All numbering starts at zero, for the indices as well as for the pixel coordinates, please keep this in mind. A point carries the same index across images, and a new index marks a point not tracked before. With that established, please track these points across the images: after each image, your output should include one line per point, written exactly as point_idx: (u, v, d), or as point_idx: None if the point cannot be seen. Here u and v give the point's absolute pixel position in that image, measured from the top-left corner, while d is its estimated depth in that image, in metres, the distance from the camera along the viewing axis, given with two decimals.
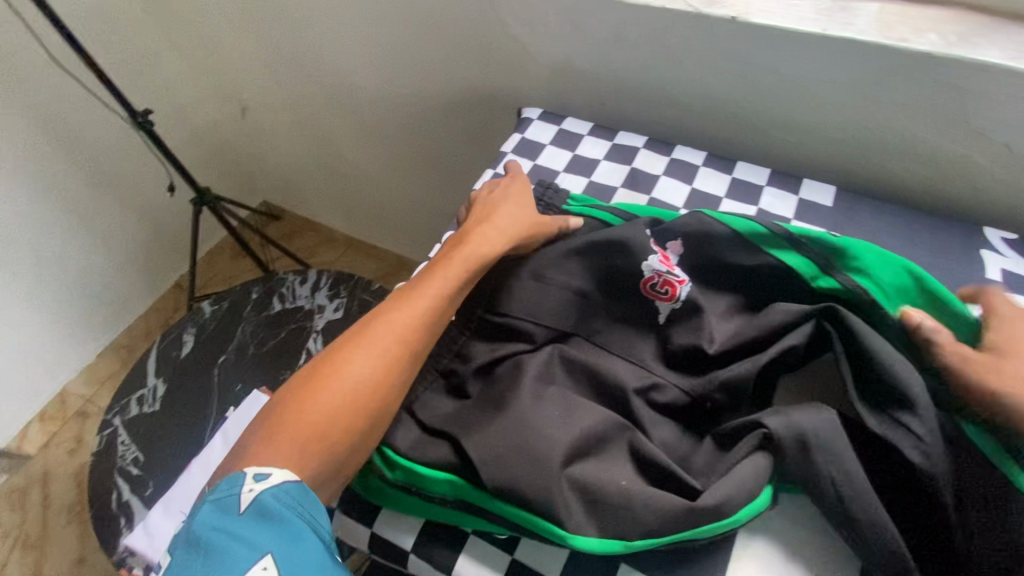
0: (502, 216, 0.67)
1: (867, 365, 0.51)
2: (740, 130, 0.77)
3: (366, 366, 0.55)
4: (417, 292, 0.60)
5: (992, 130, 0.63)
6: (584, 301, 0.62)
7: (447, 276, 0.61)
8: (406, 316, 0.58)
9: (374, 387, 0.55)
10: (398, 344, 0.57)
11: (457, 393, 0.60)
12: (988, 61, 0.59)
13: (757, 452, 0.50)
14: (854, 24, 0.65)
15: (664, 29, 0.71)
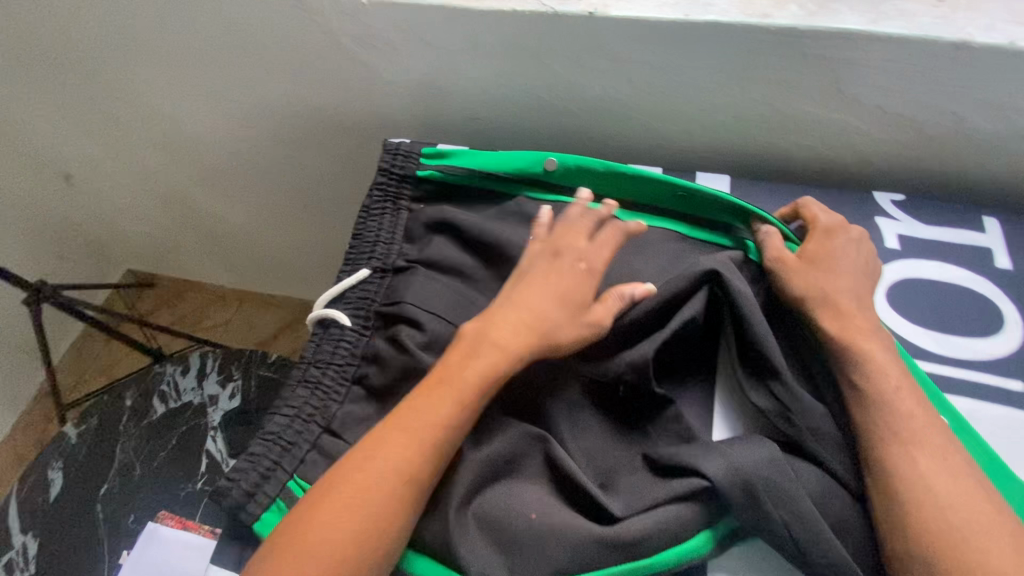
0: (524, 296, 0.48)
1: (749, 344, 0.45)
2: (620, 128, 0.67)
3: (363, 507, 0.39)
4: (431, 399, 0.43)
5: (864, 94, 0.57)
6: (468, 299, 0.53)
7: (473, 373, 0.44)
8: (416, 441, 0.41)
9: (368, 537, 0.38)
10: (409, 479, 0.40)
11: (377, 401, 0.49)
12: (884, 29, 0.52)
13: (689, 503, 0.39)
14: (714, 4, 0.56)
15: (519, 32, 0.60)
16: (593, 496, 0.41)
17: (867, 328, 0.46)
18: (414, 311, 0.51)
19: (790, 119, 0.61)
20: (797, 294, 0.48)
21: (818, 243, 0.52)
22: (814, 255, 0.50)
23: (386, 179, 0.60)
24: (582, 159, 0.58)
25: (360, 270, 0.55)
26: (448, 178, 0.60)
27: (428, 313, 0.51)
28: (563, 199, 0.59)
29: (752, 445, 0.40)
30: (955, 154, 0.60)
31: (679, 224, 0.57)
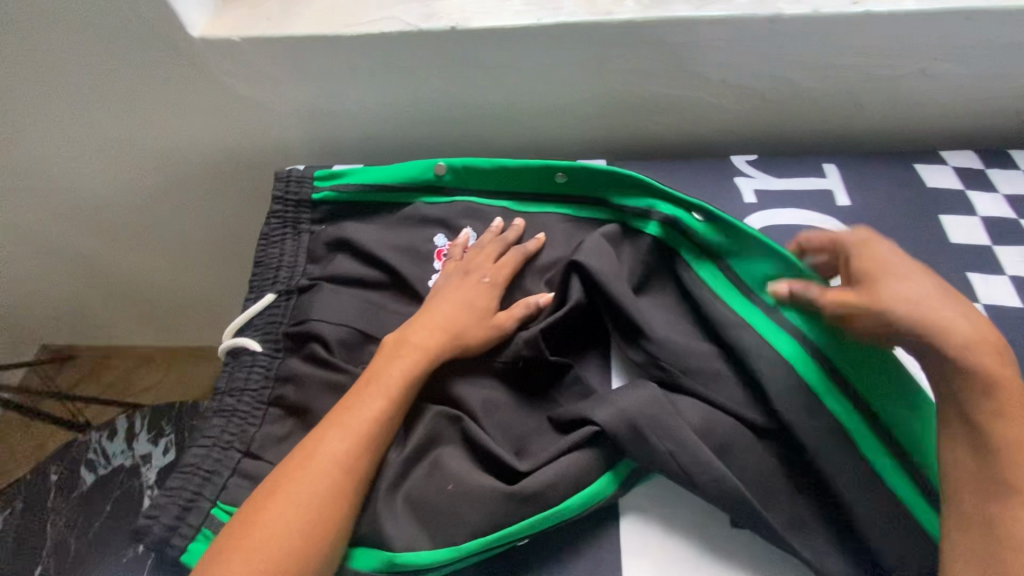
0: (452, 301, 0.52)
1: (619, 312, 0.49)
2: (504, 129, 0.72)
3: (297, 501, 0.40)
4: (355, 407, 0.44)
5: (706, 71, 0.64)
6: (377, 307, 0.55)
7: (395, 378, 0.46)
8: (346, 445, 0.42)
9: (309, 541, 0.39)
10: (341, 484, 0.41)
11: (296, 419, 0.49)
12: (708, 13, 0.59)
13: (587, 452, 0.43)
14: (562, 7, 0.61)
15: (391, 51, 0.63)
16: (504, 462, 0.44)
17: (979, 334, 0.40)
18: (322, 327, 0.51)
19: (651, 100, 0.67)
20: (910, 316, 0.41)
21: (867, 256, 0.45)
22: (873, 261, 0.45)
23: (282, 207, 0.62)
24: (466, 159, 0.62)
25: (266, 295, 0.56)
26: (344, 196, 0.62)
27: (337, 325, 0.52)
28: (455, 199, 0.63)
29: (638, 390, 0.44)
30: (793, 112, 0.68)
31: (564, 207, 0.61)
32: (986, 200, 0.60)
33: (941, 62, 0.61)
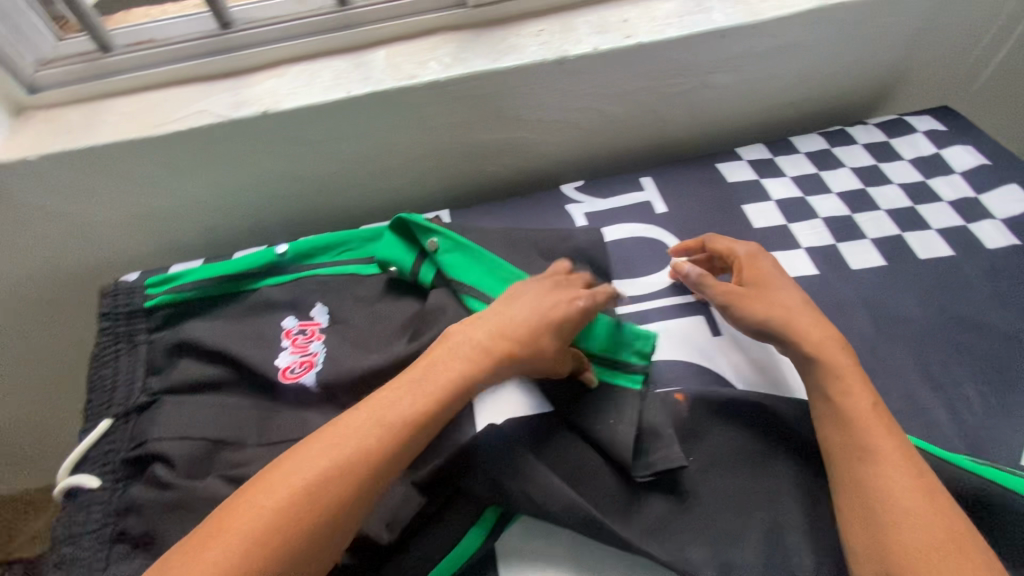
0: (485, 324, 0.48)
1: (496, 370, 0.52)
2: (348, 197, 0.73)
3: (260, 520, 0.36)
4: (403, 388, 0.43)
5: (520, 114, 0.68)
6: (222, 408, 0.52)
7: (458, 367, 0.45)
8: (375, 432, 0.40)
9: (300, 532, 0.36)
10: (334, 490, 0.38)
11: (141, 554, 0.45)
12: (504, 63, 0.63)
13: (452, 511, 0.44)
14: (370, 76, 0.64)
15: (207, 144, 0.63)
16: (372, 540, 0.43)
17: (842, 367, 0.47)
18: (159, 446, 0.48)
19: (479, 147, 0.71)
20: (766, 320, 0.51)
21: (753, 268, 0.55)
22: (756, 273, 0.54)
23: (113, 322, 0.58)
24: (306, 239, 0.64)
25: (102, 422, 0.52)
26: (180, 298, 0.60)
27: (177, 439, 0.49)
28: (301, 274, 0.62)
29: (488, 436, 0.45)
30: (609, 137, 0.74)
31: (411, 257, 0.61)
32: (777, 184, 0.68)
33: (715, 74, 0.69)
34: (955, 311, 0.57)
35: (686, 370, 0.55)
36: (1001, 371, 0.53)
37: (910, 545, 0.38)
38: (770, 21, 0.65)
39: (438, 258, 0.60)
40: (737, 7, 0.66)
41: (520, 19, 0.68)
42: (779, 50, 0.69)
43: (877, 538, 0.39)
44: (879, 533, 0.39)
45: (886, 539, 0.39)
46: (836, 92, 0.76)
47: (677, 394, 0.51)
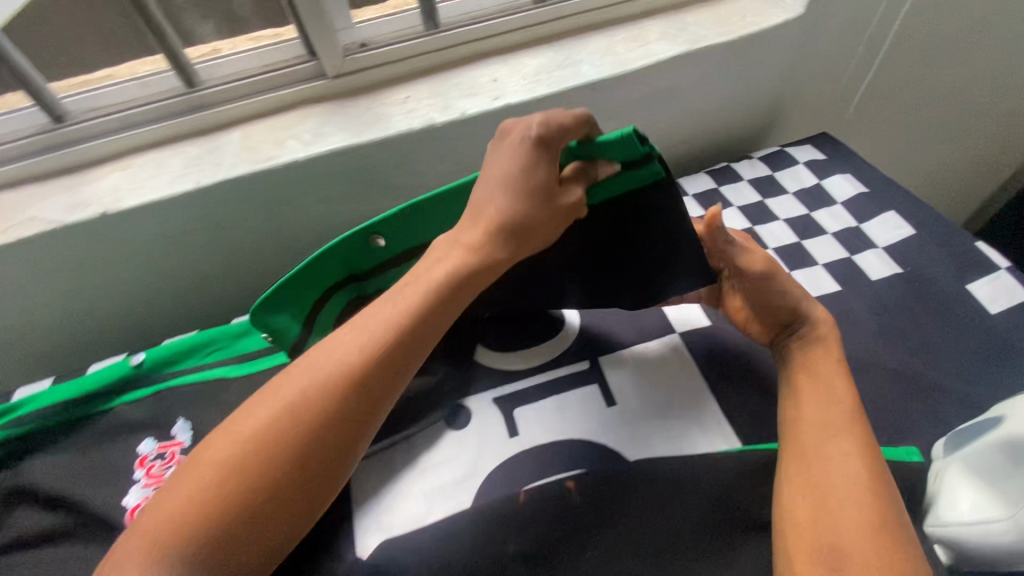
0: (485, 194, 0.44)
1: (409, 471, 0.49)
2: (224, 284, 0.68)
3: (278, 411, 0.36)
4: (344, 341, 0.39)
5: (396, 183, 0.65)
6: (62, 564, 0.46)
7: (438, 273, 0.42)
8: (305, 400, 0.37)
9: (319, 417, 0.36)
10: (350, 383, 0.37)
11: None
12: (368, 137, 0.59)
13: None
14: (223, 161, 0.58)
15: (41, 253, 0.56)
16: None
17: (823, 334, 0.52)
18: None
19: (359, 220, 0.68)
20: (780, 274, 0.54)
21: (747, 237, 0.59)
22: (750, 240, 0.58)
23: None
24: (165, 343, 0.59)
25: None
26: (17, 432, 0.53)
27: None
28: (166, 382, 0.57)
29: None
30: None
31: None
32: None
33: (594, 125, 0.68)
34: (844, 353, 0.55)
35: (578, 448, 0.51)
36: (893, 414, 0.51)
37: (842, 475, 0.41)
38: (639, 70, 0.63)
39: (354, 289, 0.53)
40: (606, 59, 0.65)
41: (386, 86, 0.65)
42: (657, 95, 0.67)
43: (817, 508, 0.40)
44: (824, 470, 0.42)
45: (825, 510, 0.40)
46: (720, 128, 0.76)
47: (569, 481, 0.46)
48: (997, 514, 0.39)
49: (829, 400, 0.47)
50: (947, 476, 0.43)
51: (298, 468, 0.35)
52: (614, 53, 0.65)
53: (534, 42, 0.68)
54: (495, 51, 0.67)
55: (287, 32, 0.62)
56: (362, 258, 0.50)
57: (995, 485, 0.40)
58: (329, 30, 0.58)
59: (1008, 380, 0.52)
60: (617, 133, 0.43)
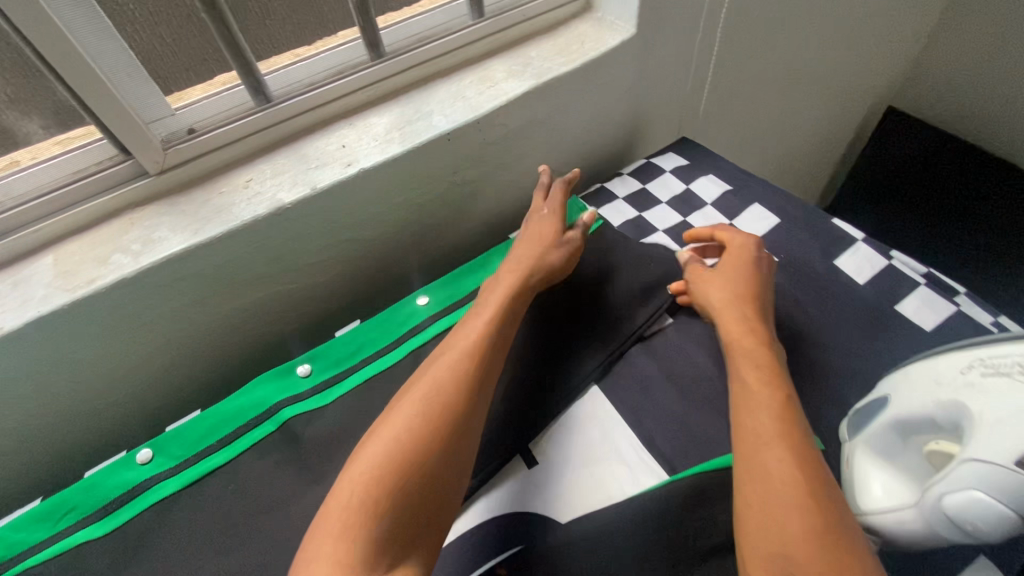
0: (524, 246, 0.59)
1: None
2: (68, 431, 0.57)
3: (417, 405, 0.40)
4: (453, 344, 0.47)
5: (256, 274, 0.58)
6: None
7: (507, 292, 0.53)
8: (443, 383, 0.42)
9: (456, 403, 0.41)
10: (476, 380, 0.44)
11: None
12: (207, 233, 0.53)
13: None
14: (32, 294, 0.49)
15: None
16: None
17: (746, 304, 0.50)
18: None
19: (222, 320, 0.60)
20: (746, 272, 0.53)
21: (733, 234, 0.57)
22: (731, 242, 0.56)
23: None
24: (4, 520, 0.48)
25: None
26: None
27: None
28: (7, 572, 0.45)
29: None
30: (377, 258, 0.67)
31: (168, 484, 0.50)
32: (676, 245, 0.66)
33: (463, 171, 0.65)
34: None
35: (510, 523, 0.48)
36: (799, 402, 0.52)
37: (772, 425, 0.39)
38: (492, 111, 0.62)
39: (309, 384, 0.56)
40: (456, 106, 0.63)
41: (223, 174, 0.59)
42: (516, 131, 0.66)
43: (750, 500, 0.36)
44: (762, 413, 0.41)
45: (758, 496, 0.36)
46: (587, 151, 0.77)
47: (498, 568, 0.44)
48: (906, 500, 0.39)
49: (756, 382, 0.43)
50: (857, 466, 0.43)
51: (441, 451, 0.39)
52: (463, 98, 0.63)
53: (380, 99, 0.65)
54: (341, 115, 0.63)
55: (91, 131, 0.53)
56: (344, 339, 0.59)
57: (904, 468, 0.40)
58: (139, 125, 0.51)
59: (889, 345, 0.54)
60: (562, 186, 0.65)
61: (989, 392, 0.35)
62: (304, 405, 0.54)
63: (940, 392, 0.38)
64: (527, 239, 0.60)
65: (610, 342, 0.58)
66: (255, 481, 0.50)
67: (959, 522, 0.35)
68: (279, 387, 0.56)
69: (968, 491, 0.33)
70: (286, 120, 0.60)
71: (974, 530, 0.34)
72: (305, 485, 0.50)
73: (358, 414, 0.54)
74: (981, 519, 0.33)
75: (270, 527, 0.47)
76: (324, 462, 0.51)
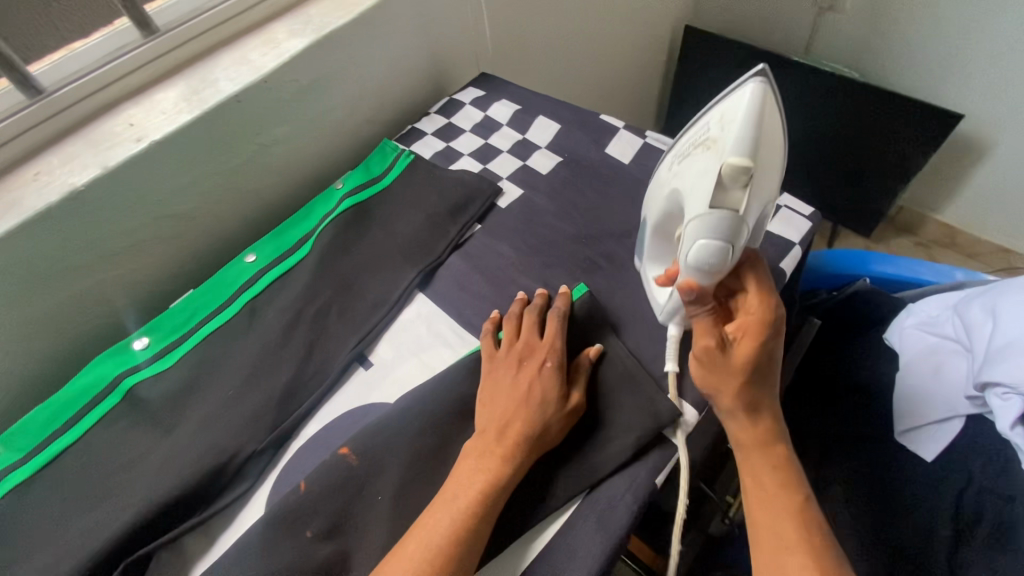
0: (537, 386, 0.48)
1: (218, 506, 0.49)
2: None
3: None
4: (433, 523, 0.42)
5: (74, 262, 0.59)
6: None
7: (491, 442, 0.45)
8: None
9: None
10: (457, 557, 0.40)
11: None
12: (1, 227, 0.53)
13: None
14: None
15: None
16: None
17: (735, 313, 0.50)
18: None
19: (43, 317, 0.59)
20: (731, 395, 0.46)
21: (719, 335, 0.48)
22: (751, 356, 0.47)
23: None
24: None
25: None
26: None
27: None
28: None
29: None
30: (203, 230, 0.69)
31: (17, 473, 0.51)
32: (539, 157, 0.73)
33: (266, 131, 0.69)
34: (538, 236, 0.65)
35: (353, 416, 0.54)
36: (585, 262, 0.62)
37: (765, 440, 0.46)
38: (276, 69, 0.66)
39: (150, 351, 0.58)
40: (241, 69, 0.66)
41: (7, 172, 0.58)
42: (312, 87, 0.71)
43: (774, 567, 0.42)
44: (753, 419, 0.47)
45: (785, 534, 0.42)
46: (395, 99, 0.82)
47: (343, 446, 0.49)
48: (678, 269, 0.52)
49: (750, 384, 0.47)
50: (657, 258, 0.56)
51: None
52: (247, 62, 0.67)
53: (165, 75, 0.66)
54: (126, 97, 0.64)
55: None
56: (179, 307, 0.61)
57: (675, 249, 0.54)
58: None
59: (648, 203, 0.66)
60: (578, 291, 0.58)
61: (687, 175, 0.49)
62: (148, 371, 0.57)
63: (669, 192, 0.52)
64: (524, 387, 0.48)
65: (435, 251, 0.64)
66: (110, 447, 0.52)
67: (702, 267, 0.48)
68: (120, 362, 0.58)
69: (700, 241, 0.47)
70: (62, 110, 0.61)
71: (712, 268, 0.47)
72: (159, 439, 0.53)
73: (201, 367, 0.57)
74: (710, 254, 0.47)
75: (127, 482, 0.50)
76: (173, 417, 0.54)
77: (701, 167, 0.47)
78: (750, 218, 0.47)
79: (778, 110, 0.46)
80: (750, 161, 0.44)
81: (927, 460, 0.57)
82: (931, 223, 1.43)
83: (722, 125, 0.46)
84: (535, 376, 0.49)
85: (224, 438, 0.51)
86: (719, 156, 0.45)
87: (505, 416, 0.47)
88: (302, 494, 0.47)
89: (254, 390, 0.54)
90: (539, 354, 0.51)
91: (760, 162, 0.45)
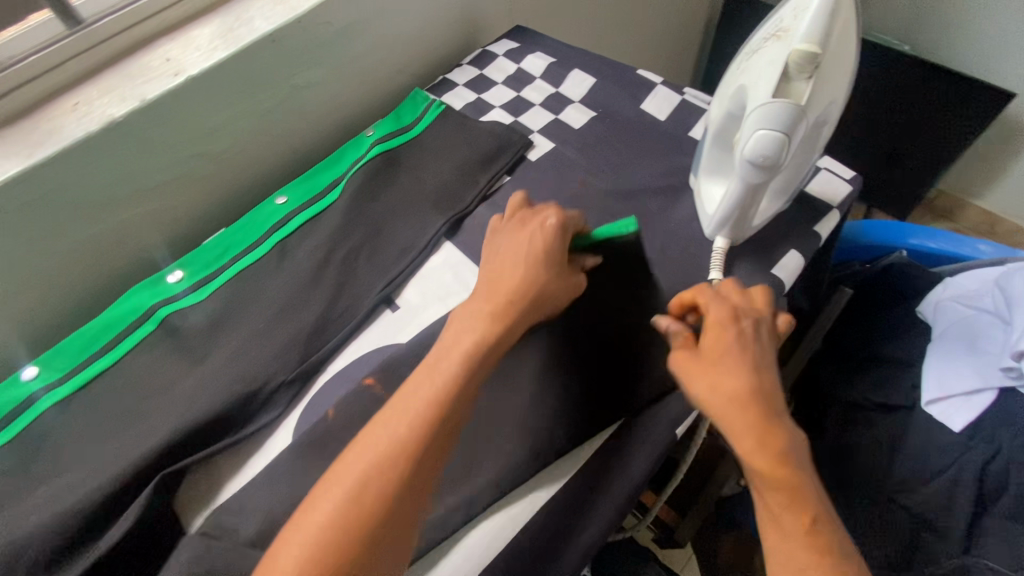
0: (531, 246, 0.47)
1: (247, 431, 0.51)
2: None
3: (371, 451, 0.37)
4: (425, 376, 0.41)
5: (112, 193, 0.60)
6: None
7: (487, 299, 0.45)
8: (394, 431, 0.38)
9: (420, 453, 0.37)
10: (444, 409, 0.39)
11: None
12: (42, 153, 0.54)
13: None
14: None
15: None
16: None
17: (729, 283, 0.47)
18: None
19: (83, 246, 0.61)
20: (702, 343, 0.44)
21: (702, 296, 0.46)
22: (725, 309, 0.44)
23: None
24: None
25: None
26: None
27: None
28: None
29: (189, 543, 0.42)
30: (235, 171, 0.69)
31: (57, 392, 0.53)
32: (572, 111, 0.71)
33: (299, 74, 0.68)
34: (567, 191, 0.64)
35: (378, 353, 0.54)
36: (614, 217, 0.61)
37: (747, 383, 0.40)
38: (311, 10, 0.65)
39: (185, 283, 0.60)
40: (276, 9, 0.65)
41: (49, 101, 0.59)
42: (346, 30, 0.70)
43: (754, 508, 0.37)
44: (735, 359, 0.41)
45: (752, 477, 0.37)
46: (427, 49, 0.81)
47: (369, 380, 0.50)
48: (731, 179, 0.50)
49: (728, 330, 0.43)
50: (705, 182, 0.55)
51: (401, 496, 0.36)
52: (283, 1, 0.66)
53: (201, 12, 0.66)
54: (164, 32, 0.64)
55: None
56: (214, 241, 0.62)
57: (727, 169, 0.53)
58: None
59: (682, 161, 0.64)
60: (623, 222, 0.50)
61: (754, 73, 0.49)
62: (183, 301, 0.58)
63: (729, 96, 0.52)
64: (517, 247, 0.48)
65: (464, 200, 0.64)
66: (145, 370, 0.54)
67: (756, 160, 0.46)
68: (157, 292, 0.60)
69: (757, 131, 0.45)
70: (101, 41, 0.61)
71: (766, 161, 0.45)
72: (192, 365, 0.54)
73: (232, 300, 0.58)
74: (767, 146, 0.45)
75: (162, 403, 0.52)
76: (205, 345, 0.55)
77: (768, 59, 0.47)
78: (811, 116, 0.45)
79: (851, 16, 0.47)
80: (819, 49, 0.44)
81: (954, 430, 0.57)
82: (970, 210, 1.37)
83: (796, 15, 0.47)
84: (528, 236, 0.48)
85: (254, 367, 0.53)
86: (790, 44, 0.45)
87: (500, 274, 0.46)
88: (329, 423, 0.48)
89: (283, 324, 0.55)
90: (533, 219, 0.50)
91: (826, 62, 0.45)
